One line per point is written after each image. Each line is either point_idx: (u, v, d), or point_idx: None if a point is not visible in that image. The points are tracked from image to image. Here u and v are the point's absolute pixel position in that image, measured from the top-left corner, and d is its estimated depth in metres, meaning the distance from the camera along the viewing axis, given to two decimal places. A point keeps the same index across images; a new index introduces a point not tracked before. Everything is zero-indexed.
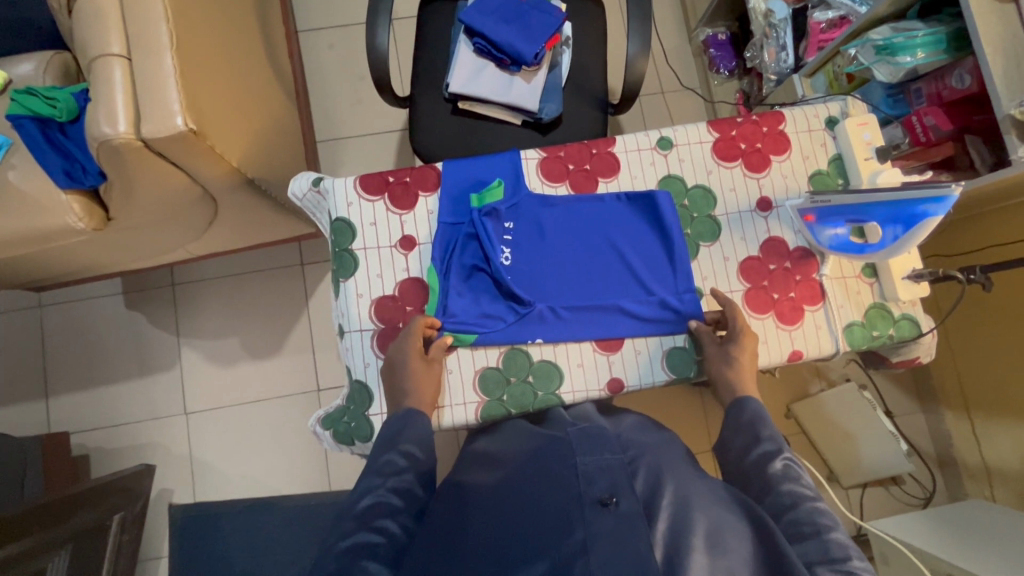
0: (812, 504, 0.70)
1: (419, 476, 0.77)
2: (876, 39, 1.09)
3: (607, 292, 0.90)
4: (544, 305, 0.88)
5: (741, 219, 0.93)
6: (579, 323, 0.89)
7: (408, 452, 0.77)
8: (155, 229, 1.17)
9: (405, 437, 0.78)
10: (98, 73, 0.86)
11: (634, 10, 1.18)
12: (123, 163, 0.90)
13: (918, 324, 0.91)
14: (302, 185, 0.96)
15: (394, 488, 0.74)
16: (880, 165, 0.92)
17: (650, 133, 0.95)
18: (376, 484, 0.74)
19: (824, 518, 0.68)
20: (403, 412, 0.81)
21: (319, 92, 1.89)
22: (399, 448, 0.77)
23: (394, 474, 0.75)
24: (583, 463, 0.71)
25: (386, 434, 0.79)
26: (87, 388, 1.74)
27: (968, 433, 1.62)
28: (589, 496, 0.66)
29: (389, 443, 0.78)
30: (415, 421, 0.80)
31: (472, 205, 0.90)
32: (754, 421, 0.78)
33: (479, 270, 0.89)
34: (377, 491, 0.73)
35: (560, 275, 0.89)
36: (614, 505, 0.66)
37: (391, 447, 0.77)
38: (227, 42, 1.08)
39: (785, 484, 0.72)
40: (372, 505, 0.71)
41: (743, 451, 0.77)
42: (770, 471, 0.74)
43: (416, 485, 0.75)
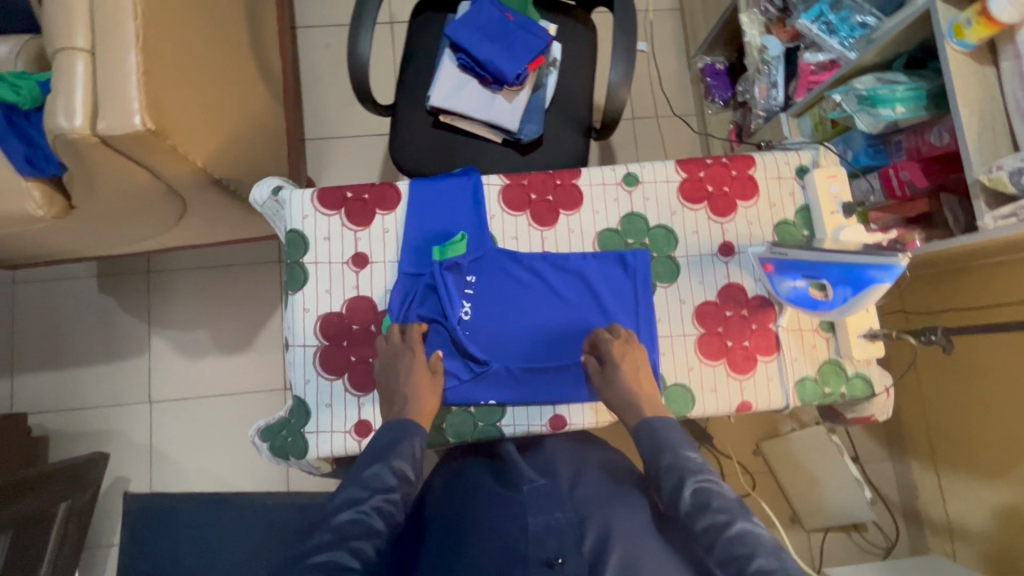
0: (729, 530, 0.66)
1: (405, 498, 0.73)
2: (860, 88, 1.08)
3: (567, 356, 0.88)
4: (500, 365, 0.87)
5: (701, 262, 0.92)
6: (534, 385, 0.87)
7: (400, 470, 0.74)
8: (122, 221, 1.16)
9: (396, 454, 0.75)
10: (60, 66, 0.85)
11: (620, 38, 1.16)
12: (81, 157, 0.89)
13: (871, 384, 0.90)
14: (263, 192, 0.94)
15: (387, 500, 0.71)
16: (845, 221, 0.90)
17: (616, 168, 0.94)
18: (362, 497, 0.70)
19: (749, 543, 0.64)
20: (399, 423, 0.78)
21: (312, 89, 1.88)
22: (389, 464, 0.74)
23: (383, 490, 0.72)
24: (532, 524, 0.74)
25: (377, 447, 0.76)
26: (53, 369, 1.73)
27: (933, 486, 1.60)
28: (535, 557, 0.70)
29: (380, 456, 0.75)
30: (410, 436, 0.77)
31: (434, 258, 0.88)
32: (655, 448, 0.76)
33: (436, 324, 0.87)
34: (361, 507, 0.69)
35: (520, 334, 0.88)
36: (560, 566, 0.69)
37: (385, 460, 0.74)
38: (204, 40, 1.07)
39: (703, 516, 0.68)
40: (354, 525, 0.68)
41: (661, 483, 0.74)
42: (682, 503, 0.70)
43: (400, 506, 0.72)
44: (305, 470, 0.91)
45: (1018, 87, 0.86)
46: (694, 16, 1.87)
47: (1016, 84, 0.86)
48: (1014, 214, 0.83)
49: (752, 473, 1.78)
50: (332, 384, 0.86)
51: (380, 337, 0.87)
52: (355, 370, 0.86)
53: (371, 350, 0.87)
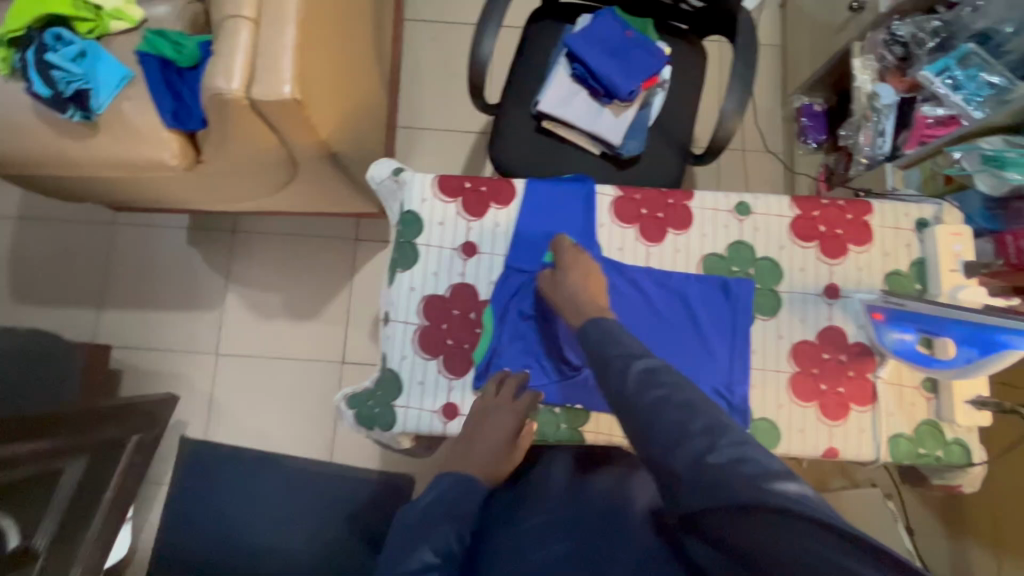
0: (676, 399, 0.61)
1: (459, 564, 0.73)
2: (986, 149, 1.06)
3: None
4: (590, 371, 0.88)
5: (804, 301, 0.91)
6: None
7: (464, 533, 0.74)
8: (237, 180, 1.23)
9: (462, 512, 0.75)
10: (226, 32, 0.92)
11: (739, 69, 1.17)
12: (227, 116, 0.95)
13: (969, 453, 0.86)
14: (382, 171, 0.99)
15: (447, 564, 0.70)
16: (964, 280, 0.88)
17: (730, 195, 0.94)
18: (425, 559, 0.68)
19: (698, 407, 0.60)
20: (468, 479, 0.78)
21: (410, 80, 1.95)
22: (454, 524, 0.73)
23: (444, 551, 0.70)
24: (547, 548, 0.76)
25: (446, 508, 0.74)
26: (136, 309, 1.84)
27: (992, 573, 1.51)
28: None
29: (446, 514, 0.74)
30: (477, 492, 0.77)
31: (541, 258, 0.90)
32: (602, 338, 0.74)
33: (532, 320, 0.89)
34: (430, 575, 0.67)
35: None
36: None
37: (455, 525, 0.72)
38: (343, 22, 1.13)
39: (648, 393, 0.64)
40: None
41: (607, 371, 0.70)
42: (631, 380, 0.66)
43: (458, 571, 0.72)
44: (383, 442, 0.94)
45: None
46: (798, 55, 1.85)
47: None
48: None
49: None
50: (427, 363, 0.89)
51: (478, 326, 0.90)
52: (458, 359, 0.89)
53: (468, 337, 0.90)
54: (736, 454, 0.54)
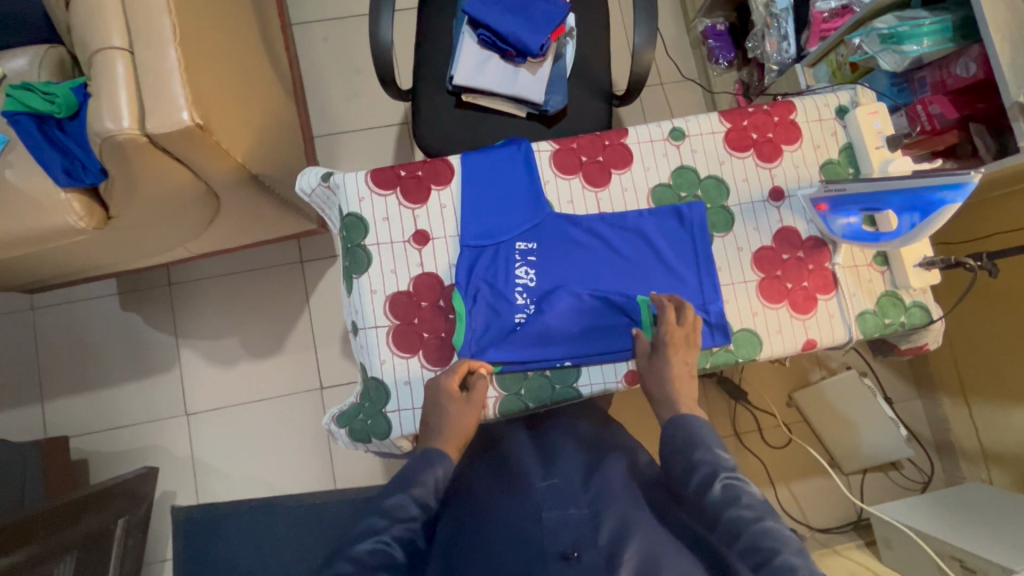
0: (759, 525, 0.68)
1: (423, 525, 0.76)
2: (882, 28, 1.09)
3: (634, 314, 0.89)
4: (569, 328, 0.88)
5: (754, 210, 0.93)
6: (605, 344, 0.88)
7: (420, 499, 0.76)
8: (157, 227, 1.15)
9: (417, 484, 0.77)
10: (100, 68, 0.83)
11: (640, 0, 1.17)
12: (128, 160, 0.87)
13: (928, 312, 0.92)
14: (311, 180, 0.94)
15: (408, 529, 0.73)
16: (890, 154, 0.92)
17: (662, 124, 0.94)
18: (383, 527, 0.73)
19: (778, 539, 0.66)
20: (426, 452, 0.80)
21: (315, 86, 1.86)
22: (409, 491, 0.76)
23: (403, 519, 0.74)
24: (547, 518, 0.79)
25: (401, 476, 0.78)
26: (86, 391, 1.71)
27: (966, 417, 1.65)
28: (553, 551, 0.74)
29: (402, 484, 0.77)
30: (433, 465, 0.78)
31: (495, 229, 0.89)
32: (687, 443, 0.78)
33: (501, 293, 0.88)
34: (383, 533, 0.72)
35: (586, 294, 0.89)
36: (576, 559, 0.73)
37: (403, 490, 0.76)
38: (226, 34, 1.05)
39: (729, 508, 0.70)
40: (374, 554, 0.69)
41: (687, 477, 0.76)
42: (710, 495, 0.72)
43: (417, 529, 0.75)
44: (381, 451, 0.92)
45: None
46: None
47: None
48: None
49: (788, 425, 1.81)
50: (407, 362, 0.87)
51: (449, 312, 0.88)
52: (438, 343, 0.88)
53: (442, 325, 0.88)
54: None
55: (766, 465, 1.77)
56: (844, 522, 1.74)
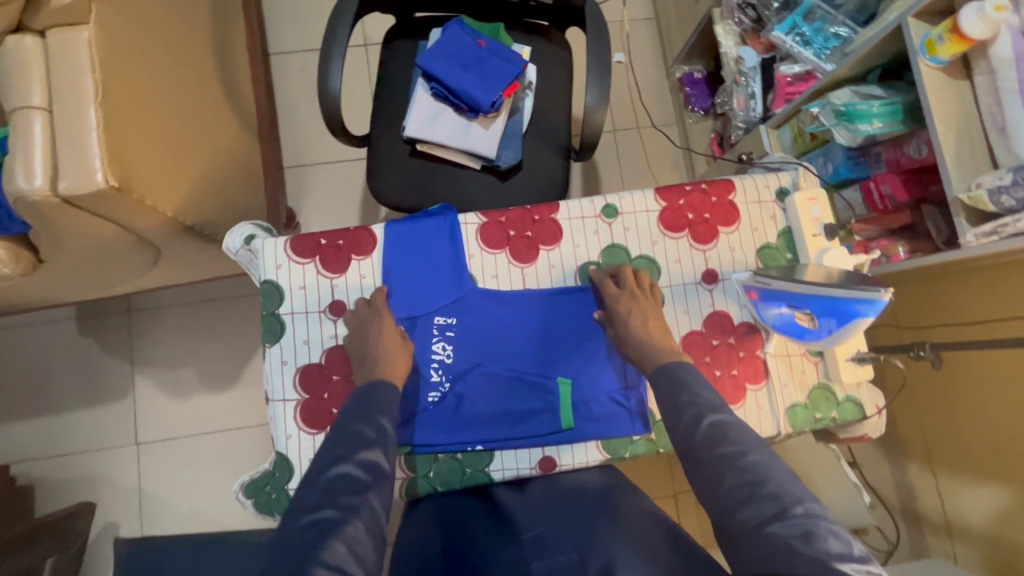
0: (746, 460, 0.61)
1: (388, 450, 0.71)
2: (837, 103, 1.07)
3: (552, 396, 0.86)
4: (482, 409, 0.85)
5: (685, 292, 0.91)
6: (520, 426, 0.85)
7: (381, 427, 0.72)
8: (97, 269, 1.13)
9: (369, 414, 0.73)
10: (16, 126, 0.82)
11: (594, 62, 1.15)
12: (45, 217, 0.86)
13: (862, 407, 0.89)
14: (235, 241, 0.92)
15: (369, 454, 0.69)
16: (827, 243, 0.89)
17: (595, 200, 0.92)
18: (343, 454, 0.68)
19: (767, 471, 0.60)
20: (372, 384, 0.77)
21: (288, 116, 1.86)
22: (372, 421, 0.73)
23: (361, 444, 0.70)
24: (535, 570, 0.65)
25: (358, 408, 0.74)
26: (37, 417, 1.69)
27: (931, 486, 1.60)
28: None
29: (361, 415, 0.73)
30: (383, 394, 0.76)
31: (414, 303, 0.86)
32: (675, 387, 0.72)
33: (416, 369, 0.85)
34: (346, 462, 0.68)
35: (503, 374, 0.86)
36: None
37: (361, 419, 0.73)
38: (168, 83, 1.04)
39: (718, 446, 0.64)
40: (341, 482, 0.66)
41: (676, 419, 0.70)
42: (696, 436, 0.66)
43: (385, 458, 0.70)
44: None
45: (992, 101, 0.86)
46: (669, 25, 1.87)
47: (991, 99, 0.86)
48: (996, 232, 0.82)
49: None
50: (314, 439, 0.84)
51: None
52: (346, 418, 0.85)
53: None
54: (809, 526, 0.55)
55: None
56: None
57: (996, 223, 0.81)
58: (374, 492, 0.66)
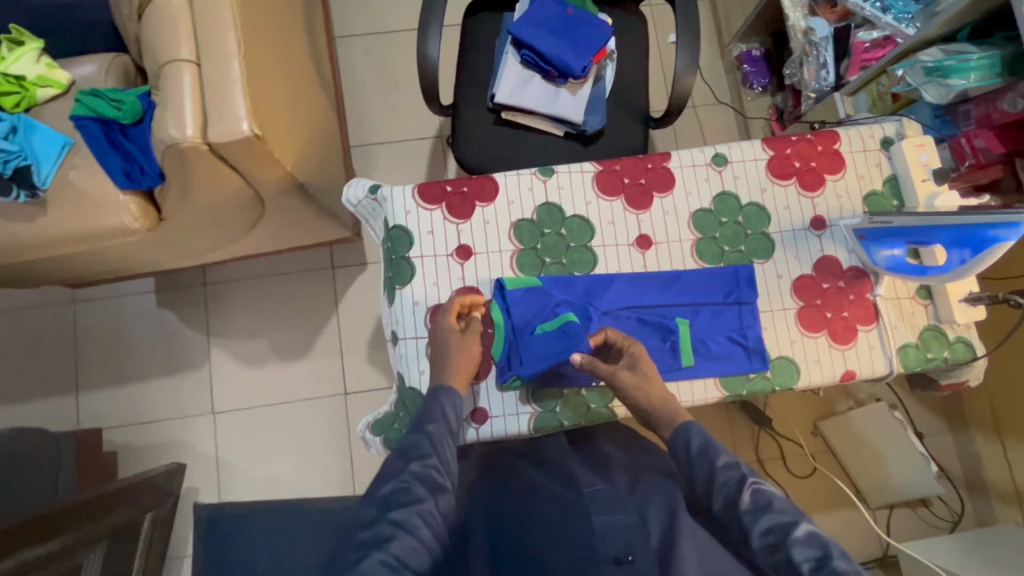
0: (794, 534, 0.63)
1: (446, 462, 0.73)
2: (926, 61, 1.10)
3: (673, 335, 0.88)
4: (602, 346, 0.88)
5: (795, 237, 0.94)
6: None
7: (433, 435, 0.74)
8: (206, 230, 1.19)
9: (429, 420, 0.76)
10: (167, 79, 0.87)
11: (684, 26, 1.18)
12: (186, 166, 0.91)
13: (973, 347, 0.91)
14: (358, 191, 0.96)
15: (425, 464, 0.71)
16: (936, 187, 0.92)
17: (705, 149, 0.95)
18: (401, 467, 0.71)
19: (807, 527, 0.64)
20: (433, 393, 0.79)
21: (354, 97, 1.91)
22: (424, 428, 0.75)
23: (418, 456, 0.72)
24: (598, 522, 0.84)
25: (418, 415, 0.77)
26: (119, 385, 1.75)
27: (999, 455, 1.61)
28: (607, 555, 0.80)
29: (419, 424, 0.76)
30: (442, 399, 0.78)
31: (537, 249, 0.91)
32: (704, 448, 0.73)
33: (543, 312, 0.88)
34: (401, 475, 0.70)
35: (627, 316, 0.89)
36: (629, 562, 0.79)
37: (418, 429, 0.75)
38: (282, 47, 1.09)
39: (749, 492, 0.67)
40: (396, 494, 0.68)
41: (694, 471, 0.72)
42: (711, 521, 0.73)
43: (440, 470, 0.71)
44: None
45: None
46: (727, 4, 1.90)
47: None
48: None
49: (814, 454, 1.78)
50: None
51: (489, 326, 0.90)
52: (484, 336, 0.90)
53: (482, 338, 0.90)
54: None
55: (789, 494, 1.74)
56: (870, 558, 1.70)
57: None
58: (429, 501, 0.68)
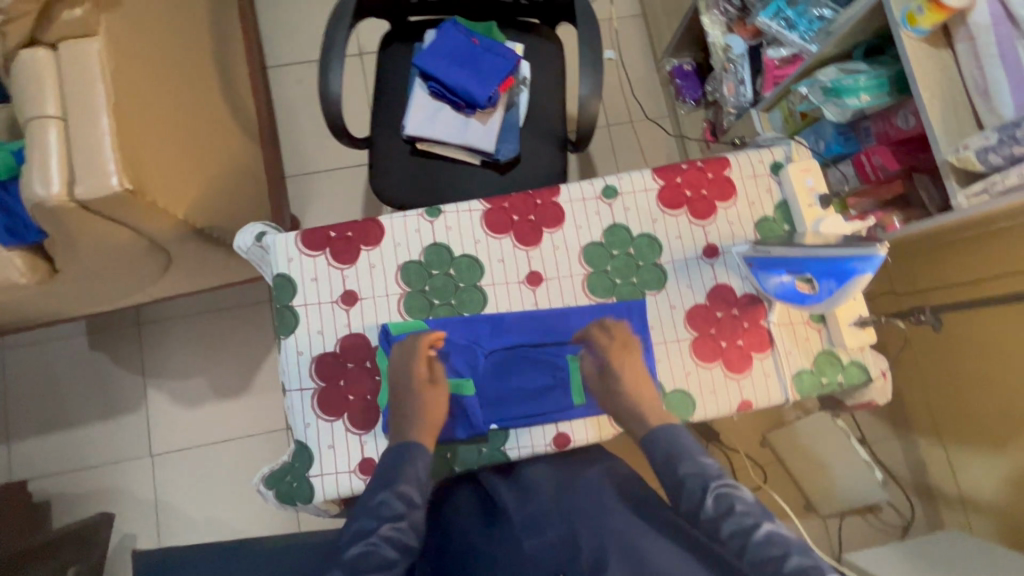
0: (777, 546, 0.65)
1: (415, 522, 0.74)
2: (824, 81, 1.10)
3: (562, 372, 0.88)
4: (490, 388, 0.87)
5: (687, 266, 0.93)
6: (531, 402, 0.87)
7: (405, 495, 0.74)
8: (108, 280, 1.16)
9: (401, 480, 0.75)
10: (32, 135, 0.85)
11: (586, 53, 1.18)
12: (61, 222, 0.88)
13: (866, 369, 0.91)
14: (246, 239, 0.94)
15: (396, 527, 0.72)
16: (823, 212, 0.92)
17: (595, 181, 0.94)
18: (371, 528, 0.71)
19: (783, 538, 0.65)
20: (404, 448, 0.78)
21: (289, 128, 1.90)
22: (396, 488, 0.74)
23: (388, 518, 0.72)
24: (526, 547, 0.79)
25: (386, 472, 0.76)
26: (52, 433, 1.71)
27: (943, 459, 1.60)
28: None
29: (386, 481, 0.75)
30: (413, 458, 0.77)
31: (425, 290, 0.90)
32: (669, 459, 0.74)
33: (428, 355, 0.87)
34: (369, 538, 0.70)
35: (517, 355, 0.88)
36: None
37: (388, 490, 0.74)
38: (175, 92, 1.08)
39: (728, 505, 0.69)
40: (367, 556, 0.69)
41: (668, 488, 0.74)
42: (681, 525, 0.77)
43: (411, 532, 0.73)
44: (312, 512, 0.90)
45: (974, 66, 0.89)
46: (657, 21, 1.91)
47: (972, 63, 0.89)
48: (985, 191, 0.85)
49: (764, 465, 1.77)
50: (332, 426, 0.86)
51: (376, 373, 0.87)
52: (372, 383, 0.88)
53: (368, 387, 0.87)
54: None
55: None
56: None
57: (985, 182, 0.85)
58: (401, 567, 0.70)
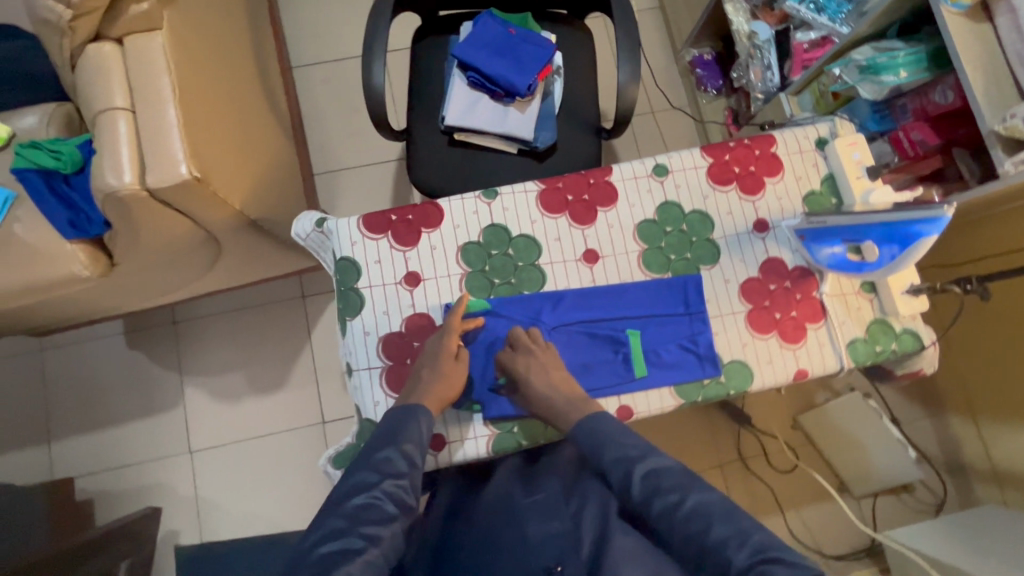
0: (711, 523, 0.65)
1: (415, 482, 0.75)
2: (860, 59, 1.13)
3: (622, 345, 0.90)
4: None
5: (739, 241, 0.95)
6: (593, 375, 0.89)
7: (409, 455, 0.75)
8: (160, 273, 1.18)
9: (405, 438, 0.76)
10: (102, 127, 0.88)
11: (624, 40, 1.21)
12: (128, 211, 0.91)
13: (919, 337, 0.93)
14: (306, 225, 0.97)
15: (397, 483, 0.72)
16: (871, 184, 0.94)
17: (646, 161, 0.97)
18: (374, 481, 0.71)
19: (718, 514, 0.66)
20: (410, 409, 0.79)
21: (316, 126, 1.92)
22: (399, 446, 0.75)
23: (393, 474, 0.73)
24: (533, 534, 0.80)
25: (390, 431, 0.77)
26: (92, 432, 1.73)
27: (974, 436, 1.62)
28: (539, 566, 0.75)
29: (390, 440, 0.76)
30: (417, 418, 0.78)
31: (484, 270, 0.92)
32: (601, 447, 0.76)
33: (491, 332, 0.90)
34: (372, 491, 0.70)
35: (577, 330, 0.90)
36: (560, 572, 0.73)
37: (393, 447, 0.75)
38: (226, 86, 1.10)
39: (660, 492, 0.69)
40: (367, 509, 0.69)
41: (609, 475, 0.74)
42: (675, 517, 0.67)
43: (410, 490, 0.73)
44: None
45: (1015, 38, 0.91)
46: (677, 12, 1.93)
47: (1014, 36, 0.91)
48: None
49: (796, 447, 1.78)
50: None
51: None
52: None
53: None
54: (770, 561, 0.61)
55: (773, 491, 1.74)
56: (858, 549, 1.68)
57: None
58: (399, 524, 0.70)
